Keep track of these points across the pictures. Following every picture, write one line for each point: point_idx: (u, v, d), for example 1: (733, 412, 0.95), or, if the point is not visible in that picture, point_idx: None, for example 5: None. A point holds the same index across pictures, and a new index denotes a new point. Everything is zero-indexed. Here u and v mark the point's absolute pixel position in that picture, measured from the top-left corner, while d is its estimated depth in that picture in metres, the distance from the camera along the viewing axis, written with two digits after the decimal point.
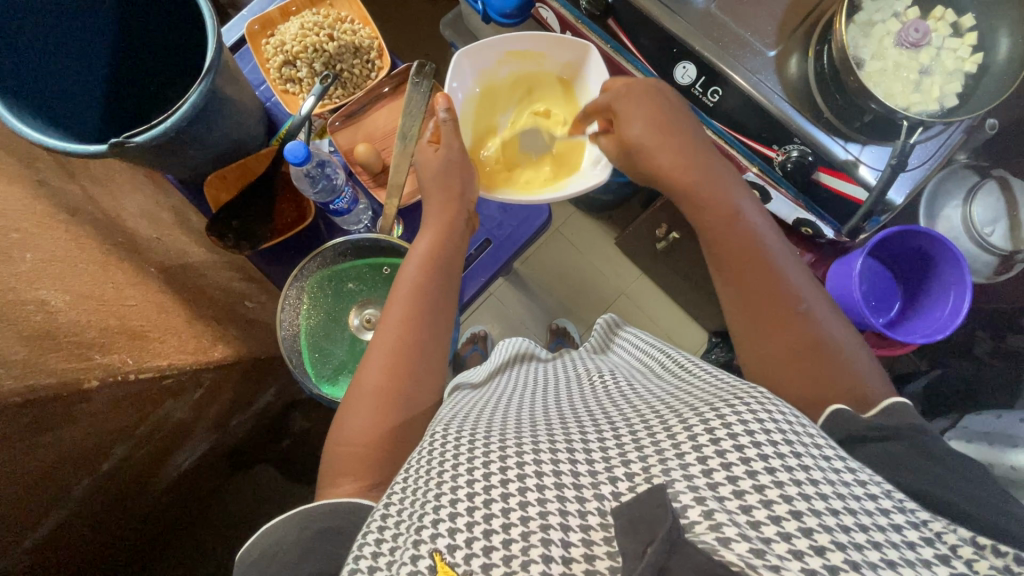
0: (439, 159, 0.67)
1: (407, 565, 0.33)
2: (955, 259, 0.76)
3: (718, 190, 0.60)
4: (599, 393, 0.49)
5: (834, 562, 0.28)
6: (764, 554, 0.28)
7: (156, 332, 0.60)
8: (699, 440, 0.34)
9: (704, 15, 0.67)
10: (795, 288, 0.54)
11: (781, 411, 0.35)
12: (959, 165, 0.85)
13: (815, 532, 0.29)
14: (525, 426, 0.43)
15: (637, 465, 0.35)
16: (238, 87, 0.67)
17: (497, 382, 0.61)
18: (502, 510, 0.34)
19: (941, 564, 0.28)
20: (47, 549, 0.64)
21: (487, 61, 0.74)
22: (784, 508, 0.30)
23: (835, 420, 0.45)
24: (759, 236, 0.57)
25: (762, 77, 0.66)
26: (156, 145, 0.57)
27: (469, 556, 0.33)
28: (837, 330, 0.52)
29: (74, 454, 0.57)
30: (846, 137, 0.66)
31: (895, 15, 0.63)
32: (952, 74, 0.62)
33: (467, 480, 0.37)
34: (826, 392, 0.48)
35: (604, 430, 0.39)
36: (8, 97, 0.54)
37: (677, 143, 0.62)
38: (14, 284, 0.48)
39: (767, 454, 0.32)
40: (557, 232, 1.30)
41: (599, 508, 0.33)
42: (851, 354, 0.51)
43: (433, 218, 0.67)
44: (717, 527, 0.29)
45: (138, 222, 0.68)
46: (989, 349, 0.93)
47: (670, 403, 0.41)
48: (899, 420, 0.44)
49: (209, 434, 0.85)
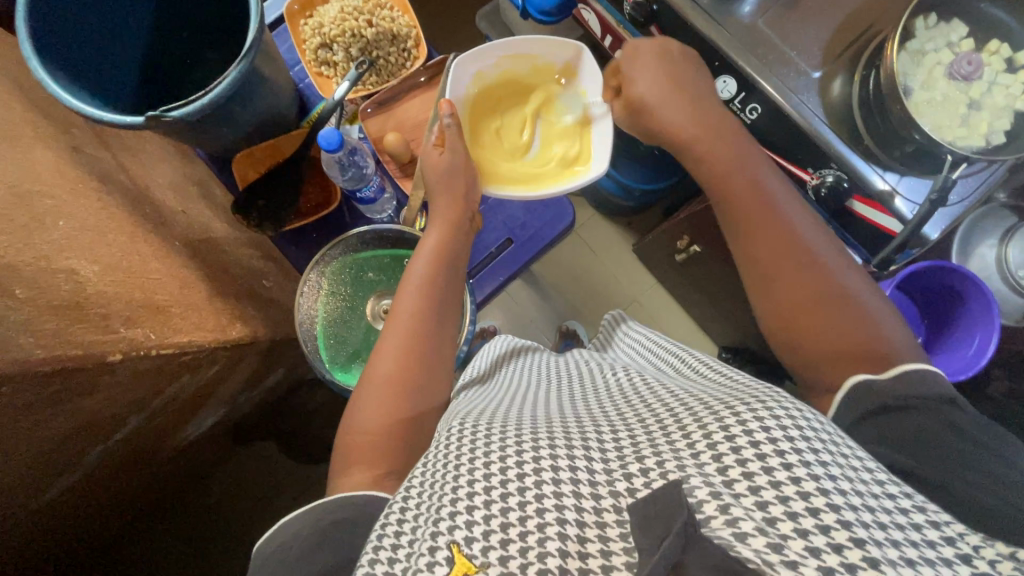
0: (445, 163, 0.66)
1: (424, 557, 0.33)
2: (984, 300, 0.75)
3: (730, 148, 0.59)
4: (612, 391, 0.48)
5: (851, 560, 0.27)
6: (781, 549, 0.27)
7: (178, 308, 0.60)
8: (714, 437, 0.33)
9: (750, 29, 0.66)
10: (806, 238, 0.54)
11: (800, 410, 0.34)
12: (998, 204, 0.84)
13: (832, 528, 0.28)
14: (539, 422, 0.42)
15: (651, 462, 0.34)
16: (275, 66, 0.66)
17: (503, 374, 0.60)
18: (518, 505, 0.33)
19: (962, 564, 0.28)
20: (56, 509, 0.65)
21: (482, 64, 0.71)
22: (801, 505, 0.29)
23: (850, 399, 0.46)
24: (772, 194, 0.57)
25: (804, 98, 0.65)
26: (192, 120, 0.57)
27: (488, 548, 0.32)
28: (855, 284, 0.52)
29: (92, 422, 0.57)
30: (883, 165, 0.64)
31: (948, 45, 0.62)
32: (1002, 110, 0.61)
33: (484, 474, 0.36)
34: (846, 346, 0.49)
35: (618, 429, 0.39)
36: (50, 63, 0.54)
37: (681, 104, 0.61)
38: (45, 252, 0.48)
39: (784, 449, 0.31)
40: (575, 234, 1.29)
41: (614, 505, 0.33)
42: (870, 308, 0.50)
43: (439, 216, 0.65)
44: (734, 523, 0.29)
45: (165, 195, 0.69)
46: (1004, 389, 0.91)
47: (687, 402, 0.40)
48: (929, 391, 0.43)
49: (219, 408, 0.86)
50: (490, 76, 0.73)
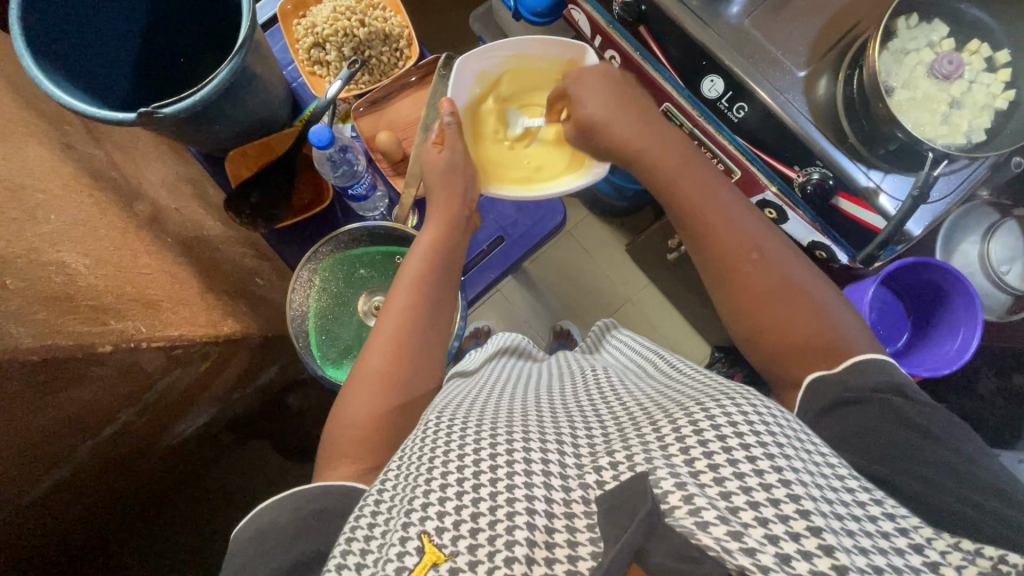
0: (443, 160, 0.67)
1: (395, 548, 0.33)
2: (968, 295, 0.75)
3: (668, 147, 0.61)
4: (588, 389, 0.49)
5: (808, 548, 0.28)
6: (741, 537, 0.28)
7: (170, 303, 0.61)
8: (683, 432, 0.34)
9: (736, 29, 0.67)
10: (743, 232, 0.55)
11: (767, 407, 0.35)
12: (981, 201, 0.86)
13: (792, 518, 0.29)
14: (515, 416, 0.42)
15: (620, 455, 0.34)
16: (267, 65, 0.67)
17: (486, 371, 0.60)
18: (488, 494, 0.34)
19: (914, 554, 0.29)
20: (46, 504, 0.65)
21: (487, 62, 0.72)
22: (763, 495, 0.30)
23: (812, 393, 0.48)
24: (710, 191, 0.57)
25: (789, 96, 0.66)
26: (183, 117, 0.58)
27: (457, 537, 0.32)
28: (798, 272, 0.53)
29: (82, 415, 0.57)
30: (868, 163, 0.65)
31: (929, 44, 0.63)
32: (982, 109, 0.62)
33: (456, 466, 0.36)
34: (800, 340, 0.50)
35: (591, 427, 0.40)
36: (43, 60, 0.55)
37: (630, 117, 0.62)
38: (35, 245, 0.48)
39: (750, 443, 0.32)
40: (568, 234, 1.30)
41: (583, 497, 0.33)
42: (821, 298, 0.51)
43: (435, 216, 0.66)
44: (696, 511, 0.29)
45: (158, 191, 0.69)
46: (992, 385, 0.92)
47: (658, 400, 0.41)
48: (871, 379, 0.45)
49: (211, 405, 0.86)
50: (496, 74, 0.74)
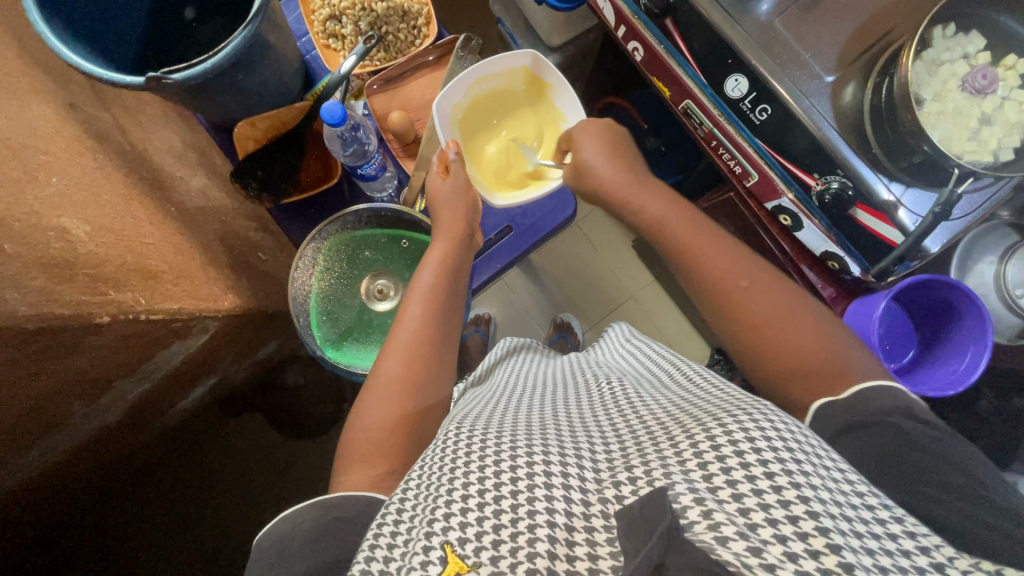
0: (448, 191, 0.67)
1: (418, 556, 0.32)
2: (979, 314, 0.75)
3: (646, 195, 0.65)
4: (603, 399, 0.49)
5: (827, 566, 0.27)
6: (760, 553, 0.27)
7: (172, 274, 0.60)
8: (701, 446, 0.33)
9: (765, 28, 0.65)
10: (734, 273, 0.56)
11: (783, 423, 0.35)
12: (1001, 221, 0.84)
13: (811, 535, 0.28)
14: (533, 427, 0.42)
15: (639, 470, 0.34)
16: (281, 35, 0.65)
17: (498, 378, 0.60)
18: (509, 506, 0.33)
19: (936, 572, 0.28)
20: (39, 468, 0.65)
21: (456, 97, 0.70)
22: (781, 513, 0.29)
23: (819, 420, 0.45)
24: (708, 241, 0.60)
25: (815, 101, 0.64)
26: (192, 85, 0.56)
27: (479, 548, 0.31)
28: (801, 308, 0.54)
29: (78, 383, 0.57)
30: (890, 175, 0.63)
31: (964, 56, 0.61)
32: (1012, 127, 0.60)
33: (477, 476, 0.35)
34: (815, 369, 0.49)
35: (609, 440, 0.39)
36: (52, 16, 0.53)
37: (617, 161, 0.67)
38: (34, 208, 0.47)
39: (766, 459, 0.32)
40: (576, 227, 1.29)
41: (604, 511, 0.33)
42: (828, 333, 0.51)
43: (442, 235, 0.66)
44: (715, 526, 0.28)
45: (163, 159, 0.68)
46: (992, 407, 0.92)
47: (675, 412, 0.40)
48: (877, 403, 0.43)
49: (208, 378, 0.86)
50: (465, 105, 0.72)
